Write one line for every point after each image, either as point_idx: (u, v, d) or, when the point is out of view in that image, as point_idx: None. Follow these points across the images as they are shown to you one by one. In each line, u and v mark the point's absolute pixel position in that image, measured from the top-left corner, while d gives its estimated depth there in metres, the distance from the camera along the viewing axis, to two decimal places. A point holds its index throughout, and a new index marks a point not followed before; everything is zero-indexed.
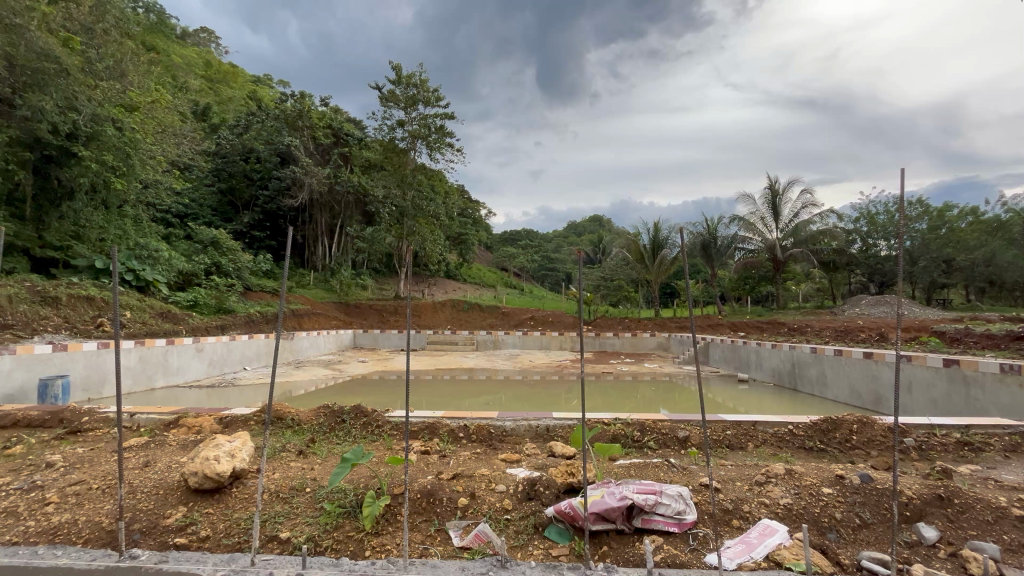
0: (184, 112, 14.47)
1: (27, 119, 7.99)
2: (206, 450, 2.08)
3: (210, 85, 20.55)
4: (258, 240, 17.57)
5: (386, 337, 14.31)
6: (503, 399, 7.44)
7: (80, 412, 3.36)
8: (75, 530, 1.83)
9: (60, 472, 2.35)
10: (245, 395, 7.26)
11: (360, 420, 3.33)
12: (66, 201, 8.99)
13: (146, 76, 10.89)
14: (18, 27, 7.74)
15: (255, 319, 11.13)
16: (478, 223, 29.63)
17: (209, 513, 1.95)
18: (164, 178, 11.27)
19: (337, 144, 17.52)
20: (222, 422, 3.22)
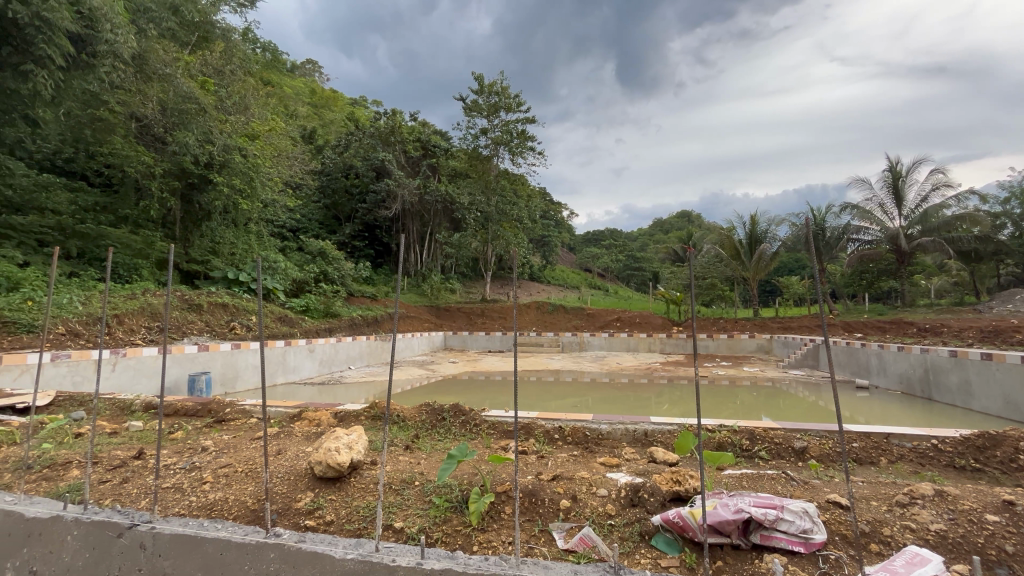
0: (296, 137, 16.16)
1: (176, 154, 9.46)
2: (329, 441, 2.28)
3: (315, 110, 22.69)
4: (359, 249, 19.06)
5: (475, 338, 14.85)
6: (591, 402, 7.30)
7: (224, 403, 3.85)
8: (228, 506, 2.08)
9: (212, 455, 2.71)
10: (350, 393, 7.85)
11: (459, 419, 3.45)
12: (205, 221, 10.41)
13: (265, 108, 12.33)
14: (169, 77, 9.43)
15: (357, 322, 12.10)
16: (560, 225, 29.57)
17: (333, 499, 2.13)
18: (281, 197, 12.64)
19: (425, 157, 18.48)
20: (337, 416, 3.52)
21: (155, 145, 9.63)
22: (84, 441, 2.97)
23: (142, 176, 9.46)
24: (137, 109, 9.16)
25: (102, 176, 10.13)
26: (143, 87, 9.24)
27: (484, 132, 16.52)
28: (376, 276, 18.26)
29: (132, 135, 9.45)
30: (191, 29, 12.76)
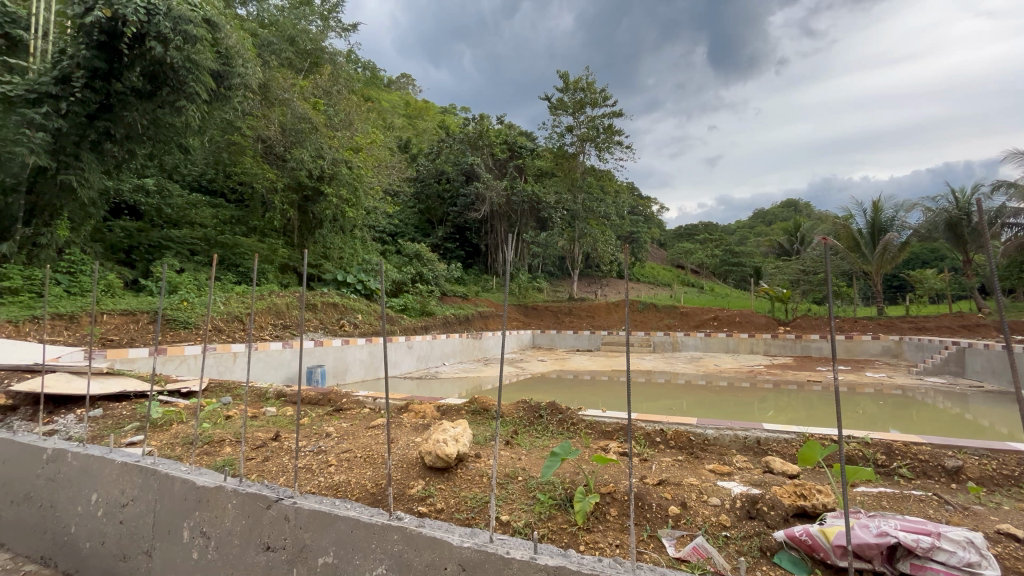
0: (393, 148, 17.29)
1: (294, 169, 10.60)
2: (438, 433, 2.41)
3: (410, 121, 24.11)
4: (450, 251, 19.90)
5: (563, 337, 14.82)
6: (684, 404, 6.93)
7: (341, 394, 4.22)
8: (351, 488, 2.27)
9: (335, 440, 2.98)
10: (445, 388, 8.24)
11: (556, 417, 3.46)
12: (318, 229, 11.48)
13: (366, 123, 13.35)
14: (288, 100, 10.57)
15: (450, 321, 12.65)
16: (649, 219, 28.44)
17: (442, 489, 2.23)
18: (381, 205, 13.64)
19: (512, 158, 18.81)
20: (440, 410, 3.70)
21: (277, 163, 10.76)
22: (233, 422, 3.42)
23: (267, 191, 10.74)
24: (263, 131, 10.34)
25: (236, 193, 11.66)
26: (267, 113, 10.42)
27: (570, 130, 16.43)
28: (467, 276, 18.91)
29: (258, 154, 10.58)
30: (304, 56, 14.18)
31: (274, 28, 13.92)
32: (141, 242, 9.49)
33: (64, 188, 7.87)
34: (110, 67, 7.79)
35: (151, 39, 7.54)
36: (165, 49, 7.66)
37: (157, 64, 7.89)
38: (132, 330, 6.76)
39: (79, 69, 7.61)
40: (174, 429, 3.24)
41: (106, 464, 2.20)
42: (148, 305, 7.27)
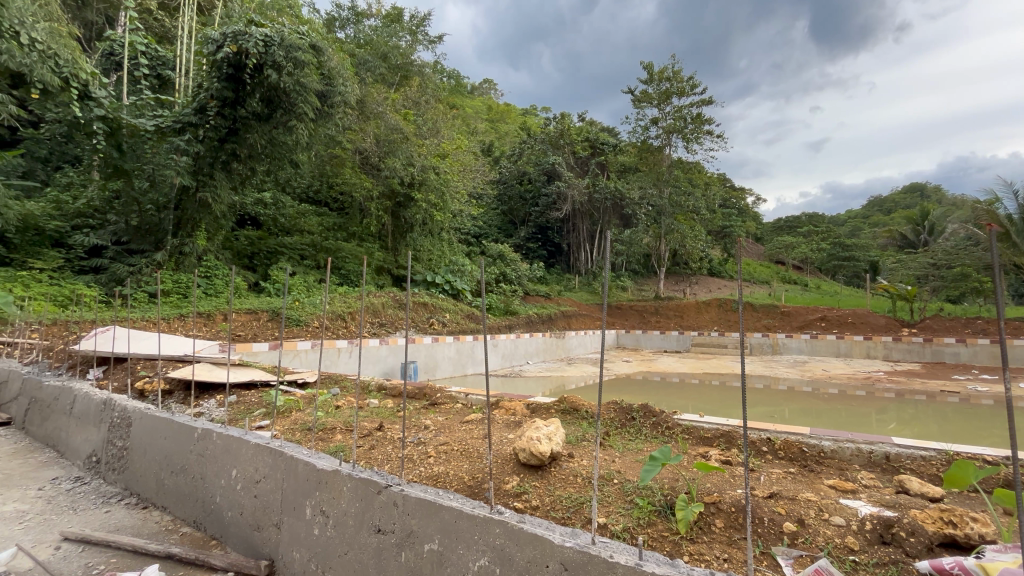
0: (476, 151, 17.79)
1: (387, 177, 11.34)
2: (531, 431, 2.43)
3: (493, 125, 24.65)
4: (533, 250, 20.05)
5: (649, 338, 14.29)
6: (787, 412, 6.36)
7: (435, 389, 4.42)
8: (450, 479, 2.36)
9: (433, 433, 3.13)
10: (530, 386, 8.34)
11: (650, 421, 3.33)
12: (409, 233, 12.20)
13: (452, 130, 13.90)
14: (382, 113, 11.33)
15: (534, 320, 12.76)
16: (743, 212, 26.48)
17: (537, 486, 2.24)
18: (467, 208, 14.17)
19: (594, 155, 18.53)
20: (530, 407, 3.73)
21: (372, 172, 11.57)
22: (342, 412, 3.73)
23: (365, 199, 11.58)
24: (360, 143, 11.16)
25: (338, 202, 12.68)
26: (363, 126, 11.24)
27: (655, 122, 15.80)
28: (549, 276, 18.92)
29: (356, 165, 11.41)
30: (395, 71, 15.09)
31: (369, 47, 15.00)
32: (261, 249, 10.68)
33: (202, 203, 9.12)
34: (235, 95, 8.87)
35: (268, 68, 8.51)
36: (280, 75, 8.60)
37: (273, 89, 8.84)
38: (255, 326, 7.64)
39: (213, 99, 8.78)
40: (294, 415, 3.59)
41: (244, 444, 2.50)
42: (268, 305, 8.20)
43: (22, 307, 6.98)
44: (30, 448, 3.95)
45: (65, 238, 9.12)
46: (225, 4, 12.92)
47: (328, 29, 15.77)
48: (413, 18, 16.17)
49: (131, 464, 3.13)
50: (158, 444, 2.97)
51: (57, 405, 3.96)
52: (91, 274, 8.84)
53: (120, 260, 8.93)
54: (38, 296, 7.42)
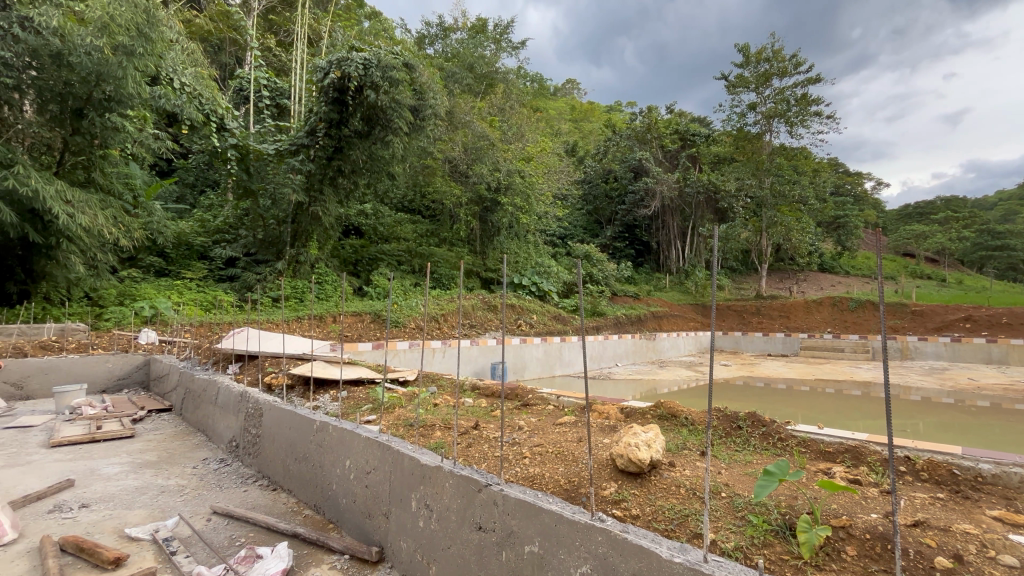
0: (561, 152, 17.71)
1: (475, 183, 11.75)
2: (628, 436, 2.34)
3: (576, 124, 24.42)
4: (620, 250, 19.56)
5: (750, 340, 13.24)
6: (922, 425, 5.51)
7: (526, 390, 4.45)
8: (546, 482, 2.35)
9: (527, 434, 3.15)
10: (618, 389, 8.08)
11: (759, 431, 3.05)
12: (496, 237, 12.51)
13: (536, 133, 14.02)
14: (469, 122, 11.76)
15: (622, 321, 12.45)
16: (861, 200, 23.58)
17: (636, 494, 2.15)
18: (552, 210, 14.20)
19: (684, 148, 17.61)
20: (625, 412, 3.61)
21: (461, 179, 12.04)
22: (439, 409, 3.89)
23: (454, 206, 12.08)
24: (450, 152, 11.66)
25: (430, 210, 13.36)
26: (452, 136, 11.73)
27: (753, 108, 14.62)
28: (638, 276, 18.31)
29: (446, 174, 11.87)
30: (481, 80, 15.54)
31: (455, 59, 15.63)
32: (363, 256, 11.56)
33: (314, 217, 10.10)
34: (340, 116, 9.70)
35: (367, 89, 9.22)
36: (378, 94, 9.28)
37: (372, 108, 9.55)
38: (359, 327, 8.29)
39: (321, 121, 9.68)
40: (397, 411, 3.83)
41: (356, 437, 2.70)
42: (369, 307, 8.87)
43: (178, 311, 8.24)
44: (186, 432, 4.63)
45: (208, 251, 10.58)
46: (330, 35, 14.20)
47: (419, 46, 16.67)
48: (497, 27, 16.55)
49: (263, 449, 3.54)
50: (284, 434, 3.33)
51: (206, 396, 4.60)
52: (228, 282, 10.15)
53: (249, 269, 10.15)
54: (190, 301, 8.74)
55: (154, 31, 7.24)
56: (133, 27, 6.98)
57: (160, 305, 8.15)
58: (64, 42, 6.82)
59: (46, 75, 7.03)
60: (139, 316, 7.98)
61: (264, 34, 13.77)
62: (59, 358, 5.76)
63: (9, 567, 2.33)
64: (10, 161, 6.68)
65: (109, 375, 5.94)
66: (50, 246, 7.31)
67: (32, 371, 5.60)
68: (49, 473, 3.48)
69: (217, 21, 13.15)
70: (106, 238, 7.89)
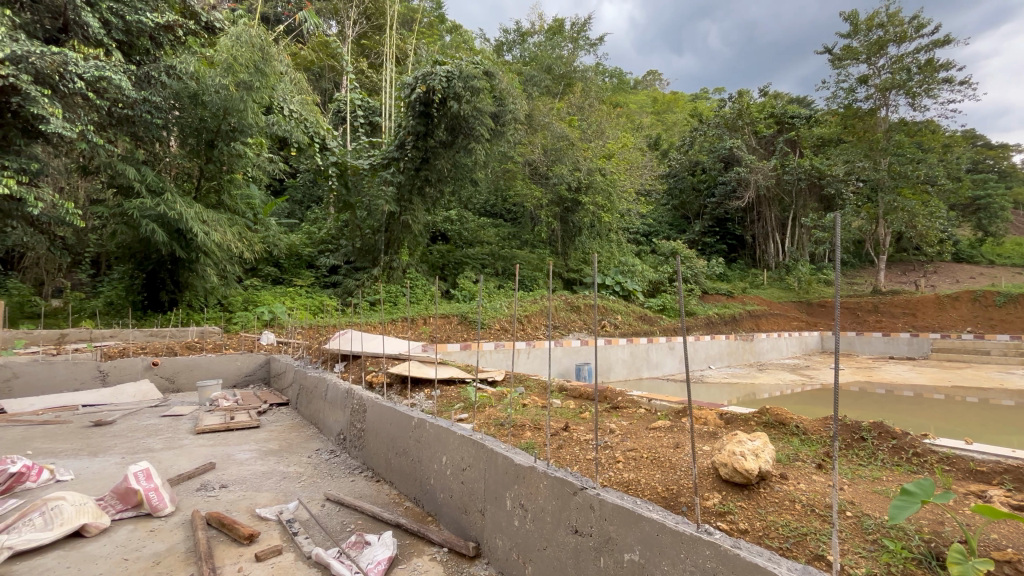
0: (644, 147, 17.09)
1: (556, 184, 11.73)
2: (732, 445, 2.18)
3: (659, 117, 23.47)
4: (710, 245, 18.55)
5: (867, 342, 11.81)
6: None
7: (616, 392, 4.33)
8: (643, 488, 2.26)
9: (619, 438, 3.06)
10: (711, 393, 7.59)
11: (888, 444, 2.69)
12: (578, 236, 12.39)
13: (617, 129, 13.71)
14: (548, 124, 11.83)
15: (714, 320, 11.80)
16: (1008, 176, 20.07)
17: (743, 507, 2.00)
18: (635, 207, 13.78)
19: (782, 132, 16.18)
20: (724, 418, 3.38)
21: (541, 181, 12.09)
22: (528, 409, 3.92)
23: (535, 208, 12.17)
24: (529, 155, 11.80)
25: (511, 213, 13.59)
26: (532, 138, 11.85)
27: (864, 81, 13.05)
28: (731, 273, 17.16)
29: (527, 177, 11.98)
30: (559, 80, 15.52)
31: (533, 63, 15.76)
32: (450, 260, 12.03)
33: (405, 225, 10.73)
34: (426, 128, 10.21)
35: (450, 100, 9.61)
36: (460, 104, 9.65)
37: (455, 118, 9.92)
38: (447, 329, 8.64)
39: (409, 135, 10.24)
40: (488, 410, 3.92)
41: (451, 435, 2.81)
42: (456, 310, 9.24)
43: (291, 315, 9.16)
44: (301, 424, 5.12)
45: (315, 260, 11.64)
46: (415, 52, 15.00)
47: (497, 53, 17.03)
48: (574, 26, 16.42)
49: (367, 443, 3.81)
50: (386, 429, 3.55)
51: (317, 391, 5.05)
52: (332, 288, 11.10)
53: (349, 276, 11.01)
54: (301, 306, 9.70)
55: (267, 65, 8.24)
56: (251, 64, 8.02)
57: (277, 310, 9.10)
58: (198, 84, 7.95)
59: (187, 114, 8.17)
60: (261, 320, 8.97)
61: (357, 58, 14.90)
62: (201, 357, 6.67)
63: (170, 534, 2.73)
64: (161, 189, 7.97)
65: (239, 372, 6.74)
66: (192, 260, 8.50)
67: (181, 367, 6.53)
68: (196, 456, 4.03)
69: (318, 51, 14.45)
70: (233, 252, 9.00)
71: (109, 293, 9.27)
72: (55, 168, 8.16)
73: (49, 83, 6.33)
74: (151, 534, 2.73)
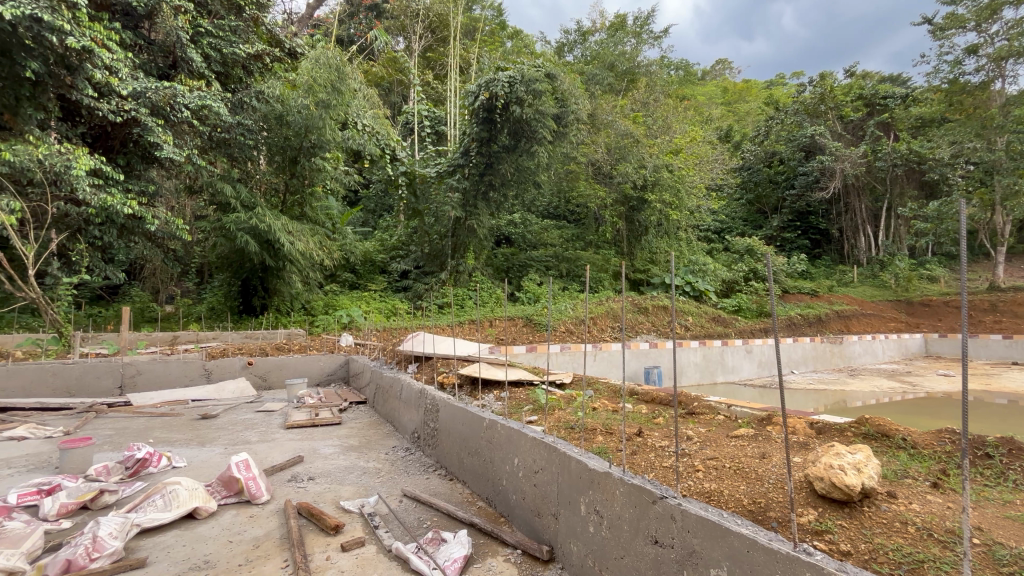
0: (714, 139, 16.28)
1: (620, 183, 11.46)
2: (829, 457, 2.00)
3: (730, 107, 22.27)
4: (791, 241, 17.30)
5: (982, 345, 10.42)
6: None
7: (691, 397, 4.13)
8: (726, 500, 2.13)
9: (697, 445, 2.91)
10: (795, 400, 7.05)
11: (1021, 465, 2.34)
12: (645, 236, 12.03)
13: (685, 123, 13.19)
14: (612, 122, 11.62)
15: (796, 322, 10.98)
16: None
17: (845, 526, 1.82)
18: (706, 203, 13.11)
19: (873, 114, 14.72)
20: (816, 427, 3.11)
21: (606, 180, 11.88)
22: (599, 413, 3.84)
23: (599, 208, 11.98)
24: (592, 155, 11.66)
25: (575, 214, 13.45)
26: (595, 138, 11.72)
27: (974, 52, 11.57)
28: (815, 270, 15.88)
29: (590, 177, 11.83)
30: (622, 77, 15.20)
31: (595, 61, 15.56)
32: (514, 263, 12.12)
33: (470, 229, 10.96)
34: (490, 134, 10.35)
35: (513, 104, 9.71)
36: (522, 108, 9.73)
37: (518, 122, 10.02)
38: (513, 331, 8.72)
39: (474, 141, 10.47)
40: (558, 413, 3.89)
41: (523, 437, 2.81)
42: (522, 312, 9.33)
43: (366, 318, 9.67)
44: (379, 422, 5.37)
45: (387, 266, 12.22)
46: (478, 60, 15.34)
47: (558, 55, 17.00)
48: (637, 20, 16.01)
49: (440, 442, 3.92)
50: (458, 429, 3.63)
51: (392, 391, 5.27)
52: (403, 292, 11.59)
53: (419, 280, 11.43)
54: (376, 309, 10.23)
55: (343, 84, 8.75)
56: (329, 84, 8.58)
57: (354, 314, 9.65)
58: (283, 106, 8.63)
59: (274, 134, 8.88)
60: (340, 323, 9.53)
61: (424, 71, 15.48)
62: (289, 357, 7.22)
63: (267, 521, 2.96)
64: (253, 204, 8.74)
65: (321, 371, 7.21)
66: (279, 267, 9.23)
67: (272, 366, 7.11)
68: (287, 449, 4.36)
69: (387, 67, 15.18)
70: (315, 259, 9.68)
71: (212, 299, 10.30)
72: (167, 189, 9.22)
73: (162, 114, 7.17)
74: (251, 519, 2.98)
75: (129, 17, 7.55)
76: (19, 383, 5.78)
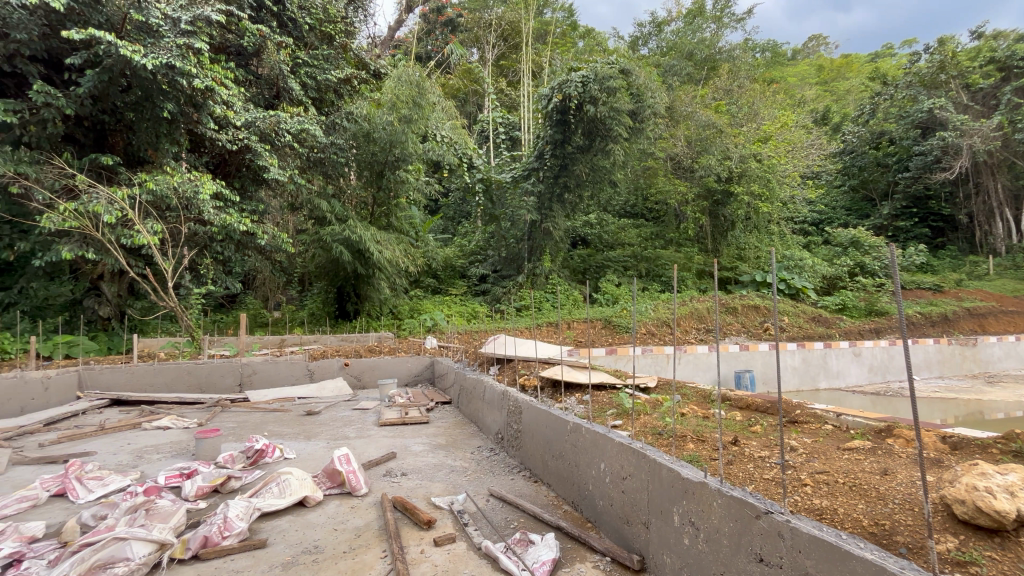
0: (809, 123, 14.93)
1: (703, 177, 10.87)
2: (972, 477, 1.74)
3: (827, 86, 20.32)
4: (906, 230, 15.34)
5: None
6: None
7: (793, 405, 3.79)
8: (843, 519, 1.93)
9: (804, 457, 2.66)
10: (917, 410, 6.25)
11: None
12: (731, 231, 11.31)
13: (774, 108, 12.26)
14: (691, 114, 11.09)
15: (916, 322, 9.69)
16: None
17: (995, 558, 1.57)
18: (801, 193, 12.04)
19: (1009, 79, 12.66)
20: (950, 443, 2.72)
21: (687, 175, 11.34)
22: (688, 419, 3.66)
23: (680, 204, 11.49)
24: (671, 149, 11.21)
25: (654, 212, 12.97)
26: (673, 131, 11.25)
27: None
28: (938, 261, 13.94)
29: (670, 172, 11.37)
30: (702, 65, 14.46)
31: (672, 52, 14.95)
32: (591, 264, 11.91)
33: (546, 232, 10.97)
34: (564, 136, 10.30)
35: (587, 104, 9.62)
36: (596, 106, 9.59)
37: (592, 122, 9.90)
38: (593, 333, 8.61)
39: (548, 144, 10.50)
40: (644, 418, 3.77)
41: (610, 442, 2.75)
42: (601, 314, 9.19)
43: (448, 321, 10.04)
44: (463, 422, 5.55)
45: (466, 271, 12.61)
46: (550, 63, 15.37)
47: (632, 49, 16.52)
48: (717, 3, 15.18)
49: (524, 444, 3.95)
50: (542, 432, 3.64)
51: (476, 392, 5.42)
52: (482, 295, 11.88)
53: (497, 284, 11.63)
54: (457, 312, 10.59)
55: (423, 98, 9.17)
56: (410, 100, 9.05)
57: (436, 317, 10.05)
58: (370, 124, 9.24)
59: (362, 150, 9.52)
60: (424, 326, 9.96)
61: (498, 79, 15.82)
62: (379, 358, 7.68)
63: (366, 512, 3.17)
64: (345, 217, 9.44)
65: (409, 372, 7.60)
66: (369, 274, 9.87)
67: (365, 367, 7.60)
68: (382, 445, 4.64)
69: (463, 78, 15.68)
70: (400, 266, 10.23)
71: (312, 305, 11.27)
72: (274, 207, 10.26)
73: (269, 140, 8.00)
74: (352, 510, 3.21)
75: (241, 56, 8.52)
76: (162, 380, 6.72)
